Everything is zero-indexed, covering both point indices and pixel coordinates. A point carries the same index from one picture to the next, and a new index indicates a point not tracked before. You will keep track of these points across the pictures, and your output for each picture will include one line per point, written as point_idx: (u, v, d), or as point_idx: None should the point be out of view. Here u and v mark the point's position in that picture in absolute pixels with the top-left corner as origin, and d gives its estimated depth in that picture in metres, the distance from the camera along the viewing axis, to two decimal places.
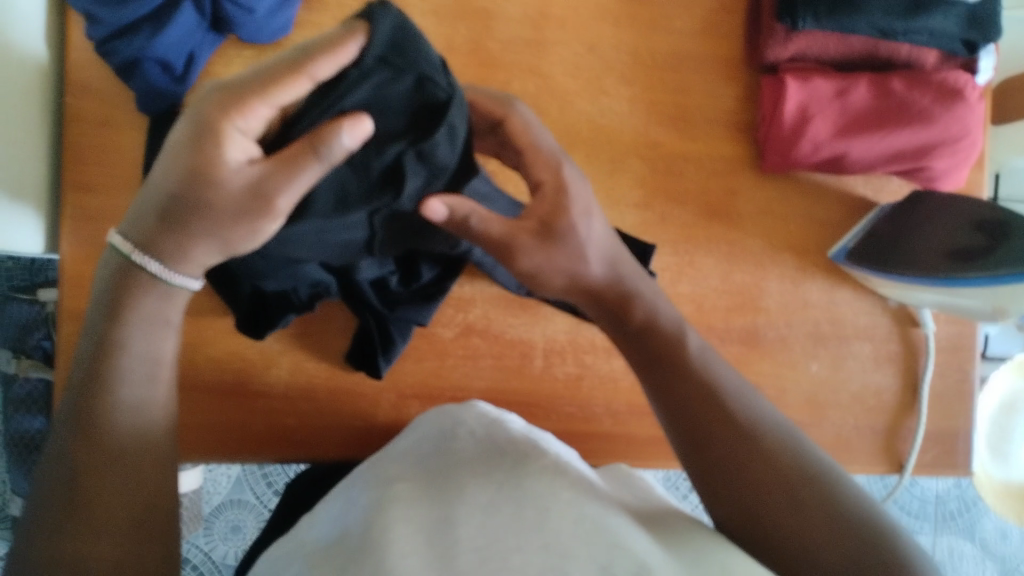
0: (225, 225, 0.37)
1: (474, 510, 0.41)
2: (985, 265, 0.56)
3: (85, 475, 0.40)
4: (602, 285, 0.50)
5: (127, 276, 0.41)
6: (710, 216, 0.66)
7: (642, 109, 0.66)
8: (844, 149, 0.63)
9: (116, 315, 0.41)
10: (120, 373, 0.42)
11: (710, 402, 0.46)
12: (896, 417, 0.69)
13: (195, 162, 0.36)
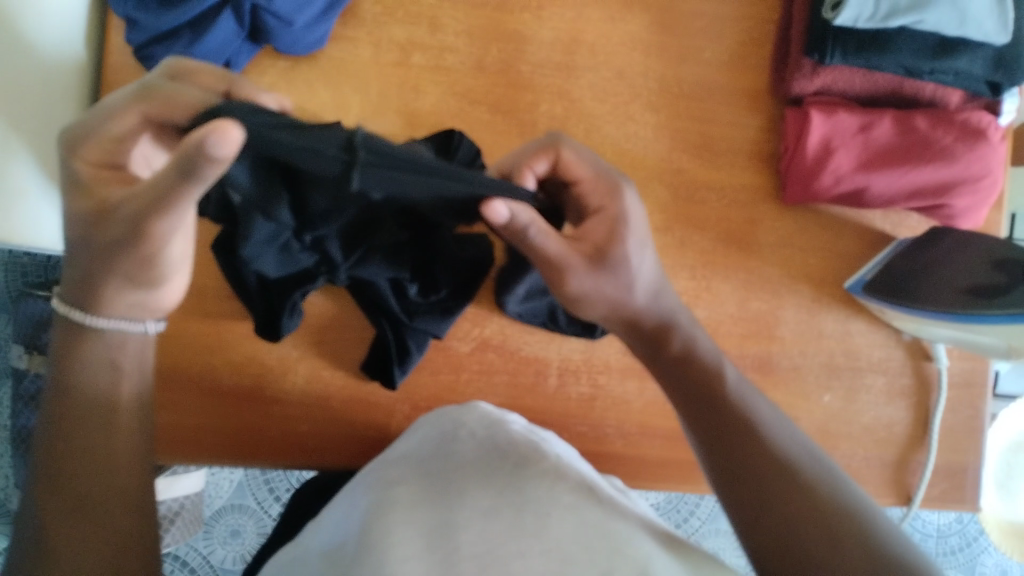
0: (128, 259, 0.43)
1: (477, 512, 0.41)
2: (1001, 302, 0.56)
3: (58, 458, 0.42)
4: (644, 314, 0.52)
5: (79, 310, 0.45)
6: (729, 244, 0.67)
7: (667, 135, 0.67)
8: (865, 183, 0.63)
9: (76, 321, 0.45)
10: (80, 363, 0.44)
11: (740, 427, 0.48)
12: (906, 451, 0.69)
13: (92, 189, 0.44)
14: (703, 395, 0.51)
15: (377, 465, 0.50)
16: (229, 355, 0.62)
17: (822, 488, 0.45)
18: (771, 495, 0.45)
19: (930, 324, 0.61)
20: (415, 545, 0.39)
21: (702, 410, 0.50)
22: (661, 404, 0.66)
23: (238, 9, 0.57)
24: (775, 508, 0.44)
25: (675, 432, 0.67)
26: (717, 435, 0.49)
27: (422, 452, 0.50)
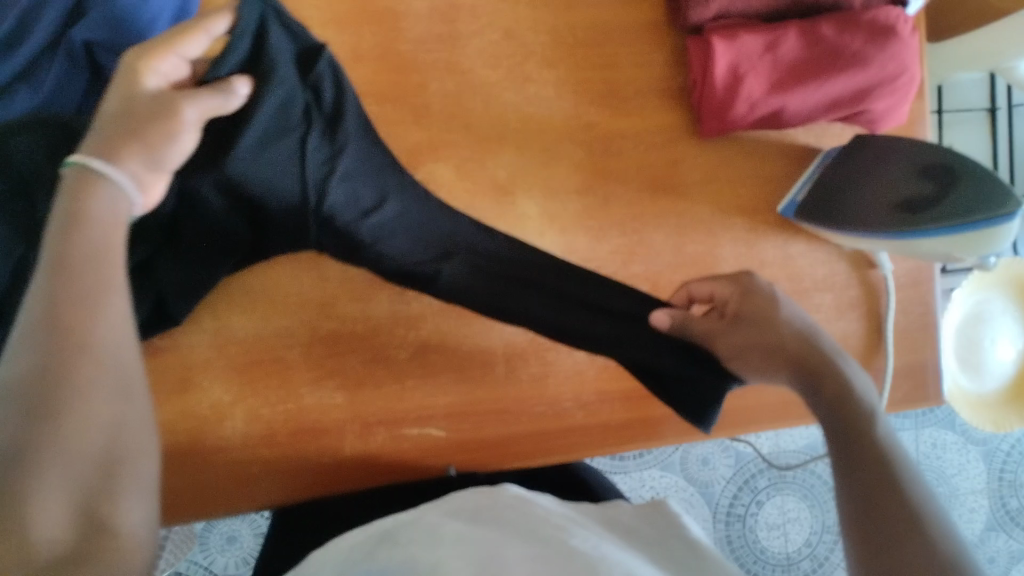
0: (145, 136, 0.42)
1: (525, 561, 0.40)
2: (940, 209, 0.54)
3: (28, 431, 0.33)
4: (792, 341, 0.51)
5: (82, 182, 0.41)
6: (654, 191, 0.64)
7: (570, 90, 0.63)
8: (780, 104, 0.60)
9: (70, 222, 0.39)
10: (70, 287, 0.37)
11: (854, 425, 0.44)
12: (865, 360, 0.68)
13: (117, 108, 0.43)
14: (846, 399, 0.46)
15: (406, 524, 0.45)
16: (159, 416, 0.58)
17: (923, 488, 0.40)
18: (877, 503, 0.39)
19: (873, 241, 0.59)
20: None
21: (842, 434, 0.44)
22: (615, 367, 0.65)
23: (70, 51, 0.54)
24: (869, 509, 0.40)
25: (632, 391, 0.65)
26: (846, 460, 0.43)
27: (469, 509, 0.47)
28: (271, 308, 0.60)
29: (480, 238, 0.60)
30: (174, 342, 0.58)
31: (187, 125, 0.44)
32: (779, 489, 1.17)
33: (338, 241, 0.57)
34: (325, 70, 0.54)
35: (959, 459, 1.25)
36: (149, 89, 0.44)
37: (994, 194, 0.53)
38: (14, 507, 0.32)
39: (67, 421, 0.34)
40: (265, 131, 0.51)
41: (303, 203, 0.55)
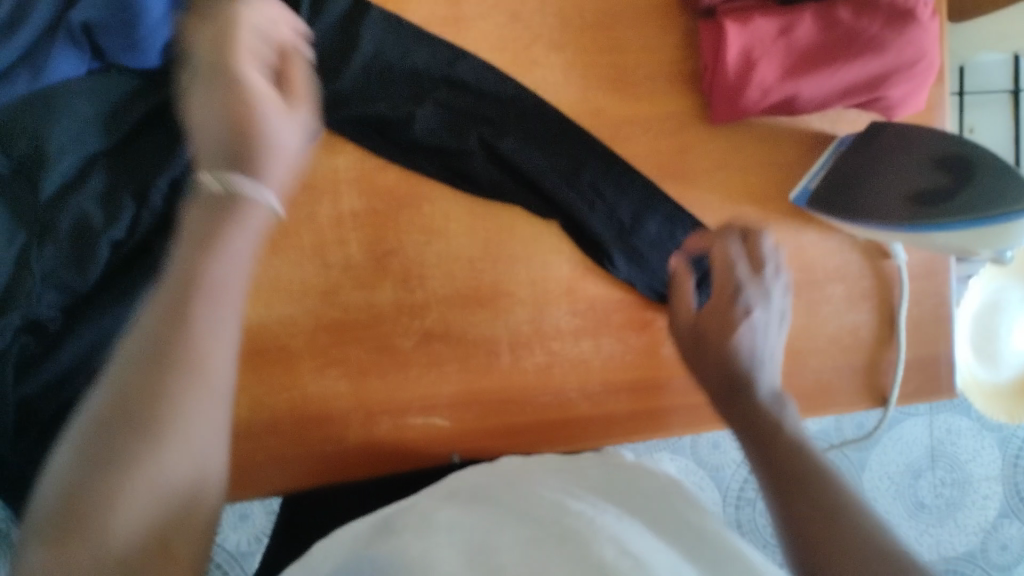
0: (295, 96, 0.46)
1: (519, 541, 0.41)
2: (962, 197, 0.53)
3: (109, 449, 0.31)
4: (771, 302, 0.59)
5: (220, 198, 0.39)
6: (663, 179, 0.63)
7: (578, 75, 0.62)
8: (793, 91, 0.59)
9: (217, 218, 0.38)
10: (201, 296, 0.36)
11: (754, 408, 0.48)
12: (874, 351, 0.67)
13: (218, 68, 0.44)
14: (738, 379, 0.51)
15: (404, 512, 0.47)
16: None
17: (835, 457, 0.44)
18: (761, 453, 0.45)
19: (888, 230, 0.58)
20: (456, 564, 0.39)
21: (707, 364, 0.53)
22: (620, 357, 0.64)
23: (71, 33, 0.52)
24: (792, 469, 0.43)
25: (638, 382, 0.65)
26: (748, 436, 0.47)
27: (468, 492, 0.49)
28: (274, 296, 0.59)
29: (500, 108, 0.61)
30: None
31: (298, 77, 0.47)
32: None
33: (407, 99, 0.60)
34: (376, 22, 0.59)
35: (973, 445, 1.23)
36: (240, 71, 0.44)
37: (1011, 181, 0.52)
38: (89, 523, 0.30)
39: (149, 434, 0.32)
40: (315, 41, 0.58)
41: (336, 66, 0.58)
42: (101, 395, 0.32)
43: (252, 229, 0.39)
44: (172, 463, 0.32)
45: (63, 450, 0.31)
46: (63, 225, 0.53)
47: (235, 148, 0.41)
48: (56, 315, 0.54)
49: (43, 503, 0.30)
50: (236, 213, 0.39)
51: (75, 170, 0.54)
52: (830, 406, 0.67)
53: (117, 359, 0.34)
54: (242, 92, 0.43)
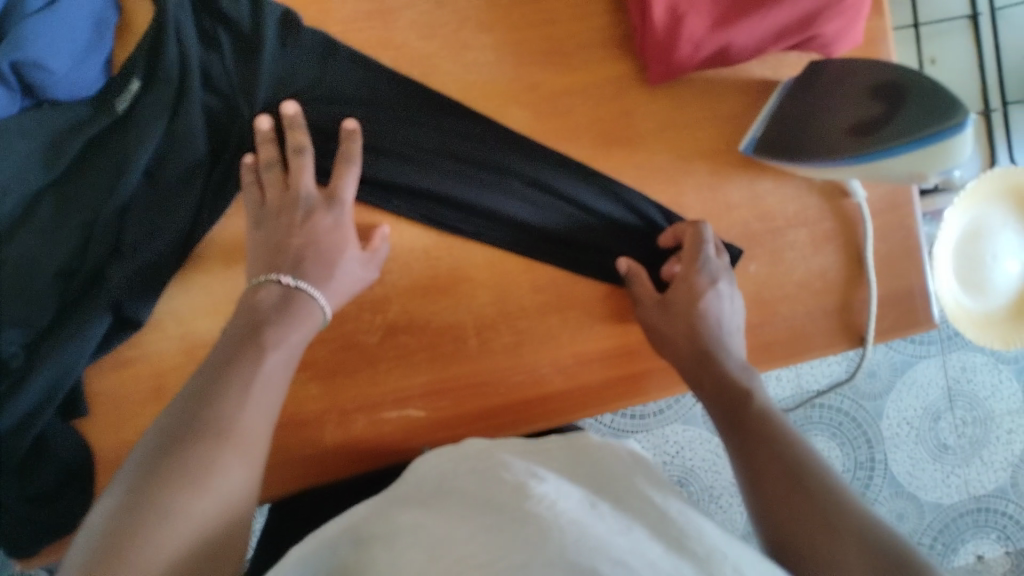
0: (330, 196, 0.57)
1: (477, 532, 0.42)
2: (901, 122, 0.53)
3: (179, 449, 0.44)
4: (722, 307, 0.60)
5: (290, 296, 0.54)
6: (608, 145, 0.63)
7: (509, 52, 0.62)
8: (726, 40, 0.58)
9: (274, 314, 0.52)
10: (258, 353, 0.50)
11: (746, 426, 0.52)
12: (846, 292, 0.66)
13: (294, 214, 0.56)
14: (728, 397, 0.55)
15: (374, 517, 0.49)
16: (138, 423, 0.59)
17: (806, 463, 0.47)
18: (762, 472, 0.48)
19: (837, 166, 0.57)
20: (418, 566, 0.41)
21: (696, 367, 0.58)
22: (588, 329, 0.64)
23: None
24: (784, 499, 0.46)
25: (610, 350, 0.64)
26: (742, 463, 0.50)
27: (433, 482, 0.52)
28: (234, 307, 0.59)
29: (467, 128, 0.62)
30: (143, 351, 0.59)
31: (344, 218, 0.57)
32: (807, 432, 1.16)
33: (376, 125, 0.61)
34: (342, 55, 0.60)
35: (990, 379, 1.21)
36: (294, 197, 0.57)
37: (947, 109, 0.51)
38: (153, 507, 0.40)
39: (186, 478, 0.42)
40: (280, 73, 0.59)
41: (298, 93, 0.60)
42: (179, 408, 0.46)
43: (293, 340, 0.52)
44: (210, 476, 0.43)
45: (122, 483, 0.43)
46: (12, 259, 0.55)
47: (294, 255, 0.55)
48: (18, 352, 0.55)
49: (128, 481, 0.42)
50: (291, 313, 0.53)
51: (18, 209, 0.55)
52: (808, 353, 0.66)
53: (192, 384, 0.48)
54: (303, 212, 0.56)
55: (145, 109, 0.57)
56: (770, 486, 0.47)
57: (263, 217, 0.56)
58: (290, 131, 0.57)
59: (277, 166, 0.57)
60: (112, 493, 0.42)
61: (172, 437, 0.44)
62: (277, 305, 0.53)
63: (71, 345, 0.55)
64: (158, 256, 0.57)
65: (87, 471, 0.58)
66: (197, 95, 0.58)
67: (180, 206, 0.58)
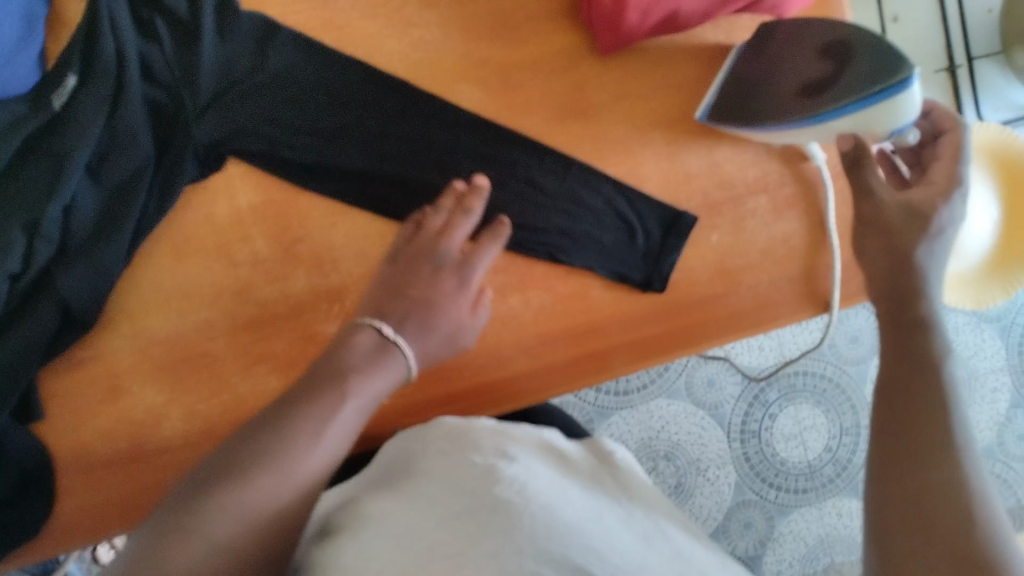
0: (450, 263, 0.58)
1: (447, 523, 0.44)
2: (852, 81, 0.52)
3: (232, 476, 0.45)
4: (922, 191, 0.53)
5: (384, 349, 0.54)
6: (562, 118, 0.62)
7: (455, 28, 0.60)
8: (674, 7, 0.57)
9: (355, 360, 0.53)
10: (333, 399, 0.50)
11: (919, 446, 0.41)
12: (811, 258, 0.64)
13: (416, 267, 0.58)
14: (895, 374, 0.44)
15: (357, 505, 0.51)
16: (93, 425, 0.58)
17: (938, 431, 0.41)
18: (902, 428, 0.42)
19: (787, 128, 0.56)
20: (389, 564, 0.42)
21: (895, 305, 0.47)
22: (550, 308, 0.63)
23: None
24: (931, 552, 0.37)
25: (575, 328, 0.63)
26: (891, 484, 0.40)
27: (407, 462, 0.53)
28: (187, 302, 0.58)
29: (419, 110, 0.61)
30: (97, 351, 0.58)
31: (469, 283, 0.58)
32: (792, 401, 1.15)
33: (324, 111, 0.60)
34: (284, 40, 0.59)
35: (972, 339, 1.20)
36: (434, 247, 0.58)
37: (902, 68, 0.51)
38: (188, 533, 0.42)
39: (226, 508, 0.44)
40: (222, 59, 0.58)
41: (242, 81, 0.59)
42: (245, 438, 0.47)
43: (373, 391, 0.52)
44: (248, 510, 0.44)
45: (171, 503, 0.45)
46: None
47: (404, 308, 0.56)
48: None
49: (178, 502, 0.44)
50: (380, 364, 0.53)
51: None
52: (777, 322, 0.65)
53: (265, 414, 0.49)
54: (433, 265, 0.58)
55: (83, 105, 0.55)
56: (915, 523, 0.38)
57: (397, 254, 0.58)
58: (466, 197, 0.59)
59: (444, 213, 0.59)
60: (160, 514, 0.44)
61: (228, 466, 0.46)
62: (370, 353, 0.54)
63: (19, 346, 0.55)
64: (108, 256, 0.56)
65: (45, 474, 0.57)
66: (135, 88, 0.56)
67: (126, 205, 0.56)
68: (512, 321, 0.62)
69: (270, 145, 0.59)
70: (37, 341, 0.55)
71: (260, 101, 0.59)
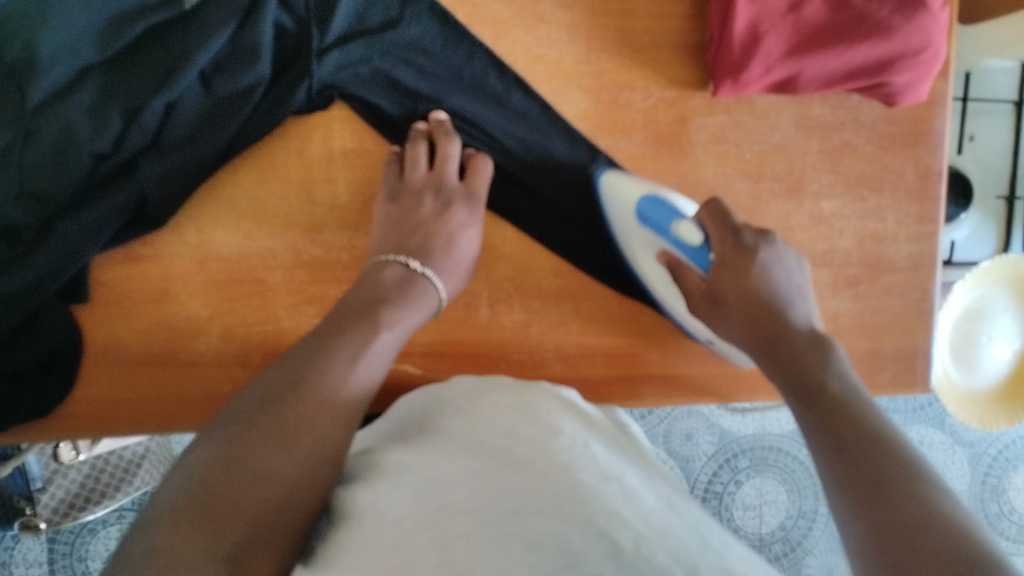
0: (447, 198, 0.59)
1: (468, 478, 0.44)
2: (622, 235, 0.61)
3: (271, 410, 0.44)
4: (755, 317, 0.52)
5: (410, 279, 0.55)
6: (659, 148, 0.63)
7: (582, 34, 0.61)
8: (796, 70, 0.59)
9: (382, 297, 0.53)
10: (370, 333, 0.50)
11: (856, 433, 0.42)
12: (852, 340, 0.67)
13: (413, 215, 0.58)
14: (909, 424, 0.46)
15: (369, 456, 0.50)
16: (134, 322, 0.57)
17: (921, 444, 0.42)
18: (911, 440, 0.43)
19: (680, 300, 0.59)
20: (404, 505, 0.43)
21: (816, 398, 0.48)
22: (599, 323, 0.64)
23: None
24: (891, 494, 0.38)
25: (617, 349, 0.64)
26: (842, 456, 0.41)
27: (430, 422, 0.53)
28: (255, 226, 0.58)
29: (529, 109, 0.61)
30: (156, 253, 0.57)
31: (476, 214, 0.59)
32: (760, 471, 1.15)
33: (441, 82, 0.60)
34: (423, 6, 0.58)
35: (944, 459, 1.22)
36: (435, 183, 0.58)
37: (620, 199, 0.60)
38: (240, 467, 0.41)
39: (274, 442, 0.42)
40: (358, 5, 0.58)
41: (375, 32, 0.58)
42: (279, 372, 0.46)
43: (405, 321, 0.53)
44: (297, 439, 0.43)
45: (211, 440, 0.43)
46: (48, 131, 0.52)
47: (421, 243, 0.57)
48: (30, 222, 0.53)
49: (216, 440, 0.43)
50: (411, 292, 0.55)
51: (64, 80, 0.53)
52: None
53: (294, 349, 0.48)
54: (442, 201, 0.58)
55: (215, 11, 0.55)
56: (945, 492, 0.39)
57: (399, 193, 0.58)
58: (437, 133, 0.59)
59: (423, 147, 0.59)
60: (200, 446, 0.43)
61: (273, 394, 0.45)
62: (398, 283, 0.55)
63: (85, 230, 0.53)
64: (194, 162, 0.55)
65: (74, 356, 0.56)
66: (270, 8, 0.55)
67: (228, 119, 0.55)
68: (561, 328, 0.63)
69: (383, 99, 0.59)
70: (106, 231, 0.54)
71: (383, 56, 0.58)
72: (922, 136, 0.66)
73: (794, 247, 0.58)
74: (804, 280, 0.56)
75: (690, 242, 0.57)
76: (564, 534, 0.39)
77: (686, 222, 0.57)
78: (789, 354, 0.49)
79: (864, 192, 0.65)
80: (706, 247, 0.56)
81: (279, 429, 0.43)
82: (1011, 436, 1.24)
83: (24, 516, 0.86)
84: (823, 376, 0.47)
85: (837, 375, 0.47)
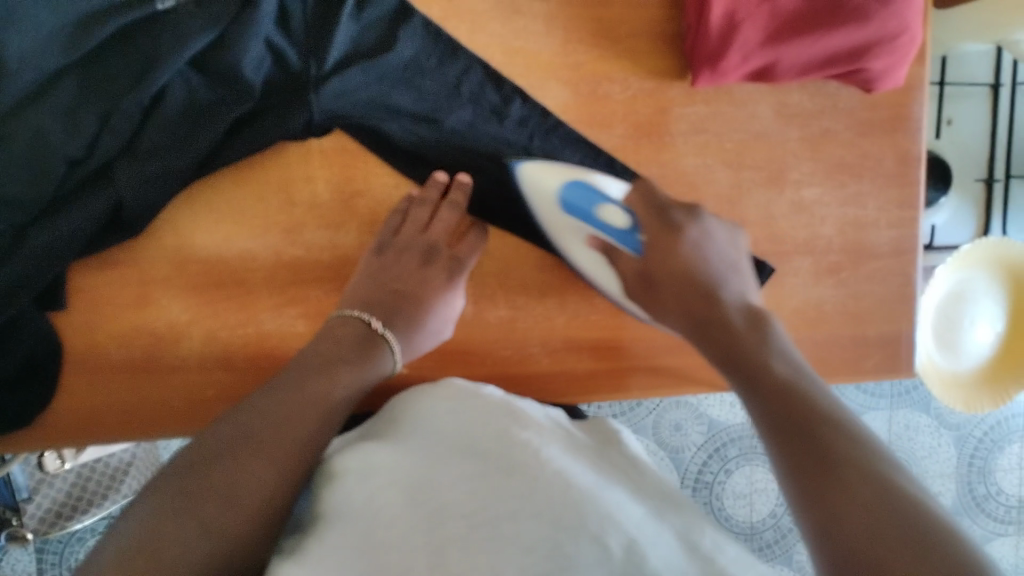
0: (431, 260, 0.59)
1: (460, 481, 0.44)
2: (542, 226, 0.61)
3: (223, 459, 0.43)
4: (693, 297, 0.54)
5: (372, 341, 0.55)
6: (640, 138, 0.62)
7: (559, 26, 0.61)
8: (774, 57, 0.59)
9: (340, 352, 0.52)
10: (333, 382, 0.50)
11: (820, 428, 0.41)
12: (837, 326, 0.67)
13: (392, 273, 0.58)
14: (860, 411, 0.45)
15: (344, 454, 0.50)
16: (114, 328, 0.57)
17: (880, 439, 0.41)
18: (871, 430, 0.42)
19: (613, 283, 0.60)
20: (397, 504, 0.42)
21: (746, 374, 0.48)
22: (584, 317, 0.63)
23: None
24: (857, 504, 0.36)
25: (603, 341, 0.64)
26: (792, 470, 0.40)
27: (410, 420, 0.52)
28: (236, 229, 0.58)
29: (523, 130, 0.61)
30: (135, 257, 0.57)
31: (458, 280, 0.60)
32: (749, 460, 1.16)
33: (435, 104, 0.60)
34: (417, 28, 0.59)
35: (930, 442, 1.23)
36: (422, 242, 0.59)
37: (535, 188, 0.61)
38: (188, 518, 0.40)
39: (224, 494, 0.42)
40: (354, 29, 0.58)
41: (370, 56, 0.58)
42: (233, 421, 0.45)
43: (361, 375, 0.52)
44: (249, 488, 0.42)
45: (161, 488, 0.42)
46: (19, 138, 0.51)
47: (390, 301, 0.57)
48: (5, 230, 0.52)
49: (165, 488, 0.42)
50: (371, 353, 0.54)
51: (35, 85, 0.52)
52: None
53: (255, 397, 0.47)
54: (424, 258, 0.59)
55: (194, 18, 0.54)
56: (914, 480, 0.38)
57: (386, 246, 0.59)
58: (452, 193, 0.60)
59: (429, 208, 0.60)
60: (148, 495, 0.42)
61: (230, 441, 0.44)
62: (358, 343, 0.54)
63: (61, 237, 0.53)
64: (172, 170, 0.54)
65: (55, 363, 0.56)
66: (263, 25, 0.55)
67: (209, 128, 0.55)
68: (546, 322, 0.63)
69: (380, 116, 0.59)
70: (81, 239, 0.53)
71: (378, 80, 0.58)
72: (901, 121, 0.66)
73: (723, 220, 0.59)
74: (739, 253, 0.58)
75: (614, 224, 0.59)
76: (557, 540, 0.39)
77: (612, 207, 0.59)
78: (735, 338, 0.50)
79: (844, 179, 0.66)
80: (635, 226, 0.59)
81: (229, 479, 0.42)
82: (995, 418, 1.25)
83: (11, 527, 0.84)
84: (767, 360, 0.47)
85: (780, 354, 0.48)
